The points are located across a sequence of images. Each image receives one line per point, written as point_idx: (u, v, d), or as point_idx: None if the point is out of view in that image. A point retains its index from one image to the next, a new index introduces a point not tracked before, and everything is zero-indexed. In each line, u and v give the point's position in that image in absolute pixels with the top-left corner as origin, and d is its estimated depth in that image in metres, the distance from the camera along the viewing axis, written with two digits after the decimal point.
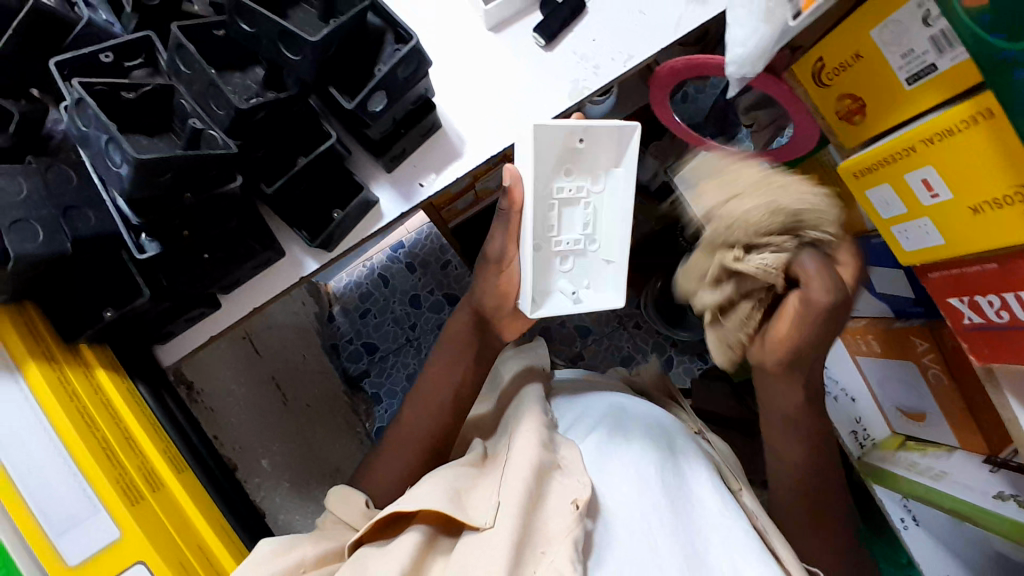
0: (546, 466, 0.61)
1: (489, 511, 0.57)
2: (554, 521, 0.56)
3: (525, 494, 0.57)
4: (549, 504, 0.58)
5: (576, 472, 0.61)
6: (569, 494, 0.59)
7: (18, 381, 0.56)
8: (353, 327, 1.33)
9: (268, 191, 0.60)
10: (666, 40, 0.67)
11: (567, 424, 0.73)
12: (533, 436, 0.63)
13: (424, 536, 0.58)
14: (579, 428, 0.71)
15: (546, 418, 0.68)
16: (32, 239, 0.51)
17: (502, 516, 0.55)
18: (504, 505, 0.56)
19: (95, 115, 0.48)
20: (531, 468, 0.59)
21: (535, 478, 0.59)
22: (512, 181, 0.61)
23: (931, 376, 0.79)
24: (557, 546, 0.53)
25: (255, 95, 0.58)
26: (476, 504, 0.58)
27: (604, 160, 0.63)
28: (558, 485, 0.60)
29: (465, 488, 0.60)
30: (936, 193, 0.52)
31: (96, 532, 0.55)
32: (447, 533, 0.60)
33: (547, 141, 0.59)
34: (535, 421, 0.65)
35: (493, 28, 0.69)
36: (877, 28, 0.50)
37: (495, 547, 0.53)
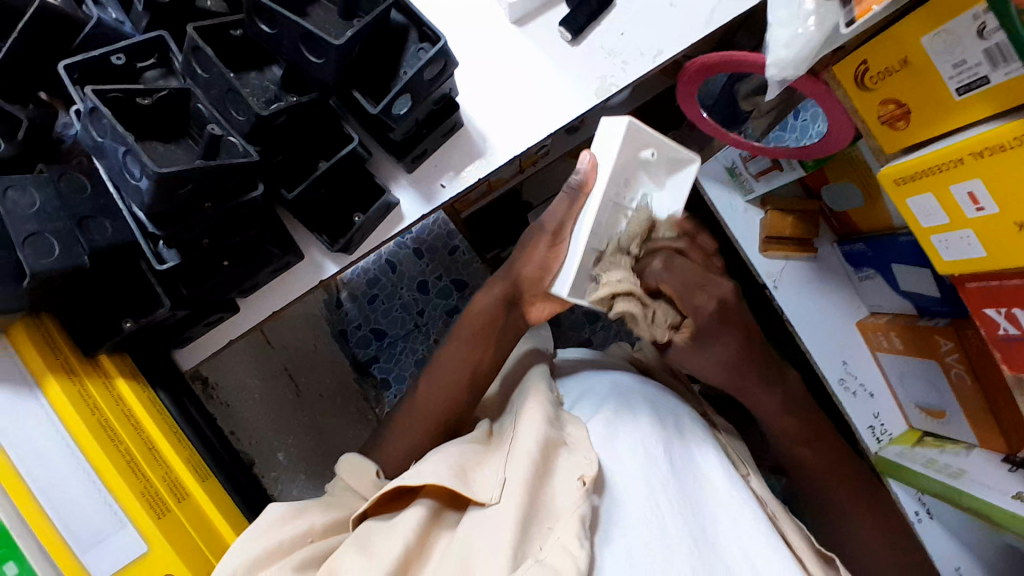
0: (551, 443, 0.60)
1: (495, 487, 0.57)
2: (560, 499, 0.56)
3: (530, 471, 0.56)
4: (557, 478, 0.57)
5: (582, 449, 0.60)
6: (575, 471, 0.58)
7: (38, 396, 0.55)
8: (363, 313, 1.18)
9: (288, 197, 0.58)
10: (697, 34, 0.64)
11: (573, 400, 0.71)
12: (538, 413, 0.62)
13: (428, 510, 0.57)
14: (586, 403, 0.69)
15: (551, 396, 0.67)
16: (48, 254, 0.50)
17: (509, 490, 0.56)
18: (511, 479, 0.56)
19: (111, 126, 0.46)
20: (538, 444, 0.58)
21: (542, 454, 0.58)
22: (589, 169, 0.59)
23: (953, 376, 0.78)
24: (564, 520, 0.53)
25: (274, 98, 0.56)
26: (482, 480, 0.58)
27: (657, 176, 0.64)
28: (563, 461, 0.59)
29: (472, 464, 0.60)
30: (981, 207, 0.51)
31: (123, 546, 0.55)
32: (452, 508, 0.60)
33: (630, 144, 0.59)
34: (541, 399, 0.64)
35: (517, 21, 0.66)
36: (929, 36, 0.48)
37: (501, 523, 0.53)
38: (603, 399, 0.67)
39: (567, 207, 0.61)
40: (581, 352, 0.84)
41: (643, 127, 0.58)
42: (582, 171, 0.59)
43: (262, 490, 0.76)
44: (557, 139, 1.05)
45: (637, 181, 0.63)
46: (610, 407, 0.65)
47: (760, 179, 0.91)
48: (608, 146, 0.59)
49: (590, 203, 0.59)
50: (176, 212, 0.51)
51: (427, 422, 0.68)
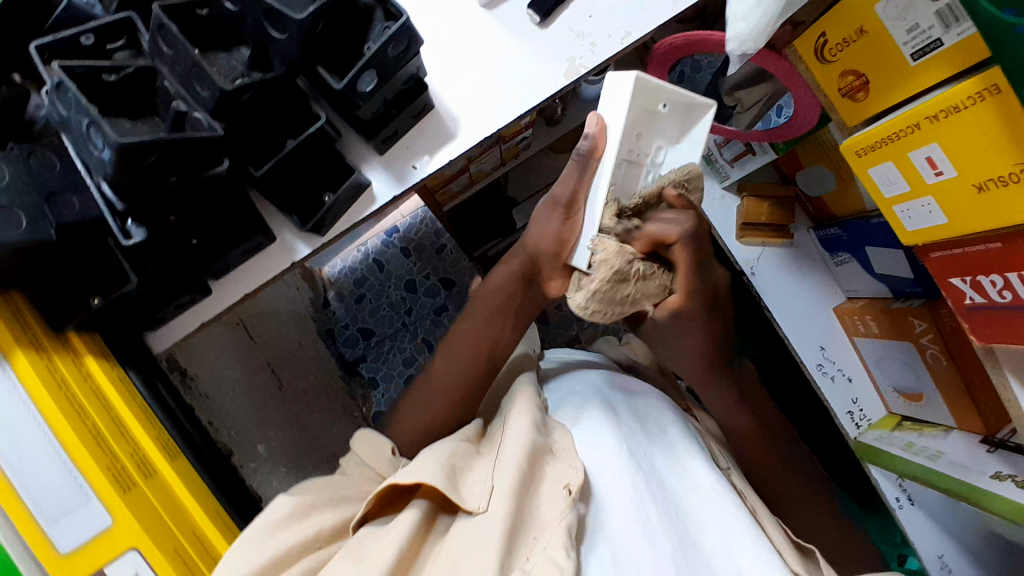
0: (538, 450, 0.58)
1: (481, 495, 0.55)
2: (546, 507, 0.54)
3: (517, 481, 0.55)
4: (543, 490, 0.56)
5: (568, 458, 0.59)
6: (561, 480, 0.56)
7: (5, 369, 0.55)
8: (349, 312, 1.24)
9: (256, 174, 0.59)
10: (664, 16, 0.65)
11: (556, 402, 0.70)
12: (527, 418, 0.61)
13: (422, 515, 0.56)
14: (570, 404, 0.67)
15: (539, 400, 0.66)
16: (14, 227, 0.51)
17: (496, 499, 0.54)
18: (497, 489, 0.55)
19: (75, 97, 0.47)
20: (525, 452, 0.57)
21: (529, 463, 0.57)
22: (598, 131, 0.56)
23: (928, 357, 0.78)
24: (550, 531, 0.52)
25: (241, 76, 0.55)
26: (470, 485, 0.57)
27: (669, 133, 0.61)
28: (550, 470, 0.58)
29: (462, 468, 0.59)
30: (939, 171, 0.51)
31: (89, 521, 0.56)
32: (445, 512, 0.59)
33: (640, 97, 0.56)
34: (530, 401, 0.64)
35: (486, 5, 0.66)
36: (881, 5, 0.49)
37: (486, 531, 0.52)
38: (587, 398, 0.66)
39: (578, 176, 0.59)
40: (568, 354, 0.84)
41: (653, 79, 0.55)
42: (590, 135, 0.56)
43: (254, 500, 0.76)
44: (538, 130, 1.06)
45: (647, 136, 0.60)
46: (600, 399, 0.66)
47: (734, 164, 0.91)
48: (614, 101, 0.56)
49: (601, 167, 0.57)
50: (141, 184, 0.51)
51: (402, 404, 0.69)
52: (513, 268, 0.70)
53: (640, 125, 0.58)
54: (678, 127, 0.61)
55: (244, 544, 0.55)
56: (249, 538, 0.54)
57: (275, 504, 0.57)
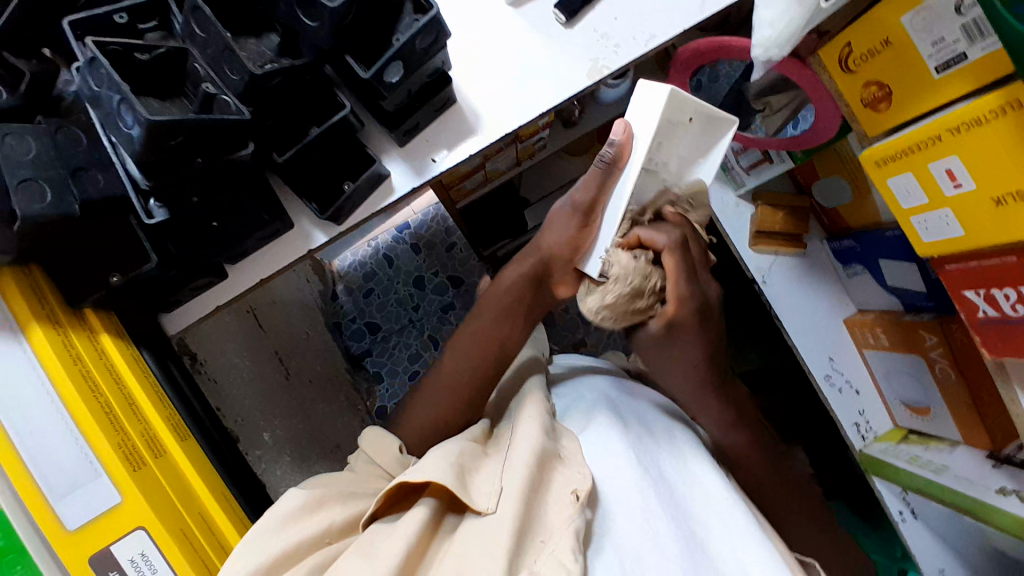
0: (547, 454, 0.58)
1: (490, 496, 0.55)
2: (554, 511, 0.54)
3: (527, 485, 0.54)
4: (550, 495, 0.56)
5: (576, 463, 0.58)
6: (568, 485, 0.56)
7: (22, 343, 0.56)
8: (357, 306, 1.23)
9: (279, 160, 0.59)
10: (689, 21, 0.66)
11: (562, 410, 0.70)
12: (536, 422, 0.61)
13: (431, 513, 0.56)
14: (578, 410, 0.67)
15: (547, 405, 0.67)
16: (40, 200, 0.51)
17: (504, 501, 0.54)
18: (506, 490, 0.54)
19: (108, 74, 0.48)
20: (534, 453, 0.57)
21: (538, 465, 0.57)
22: (623, 139, 0.57)
23: (936, 370, 0.78)
24: (558, 535, 0.52)
25: (270, 62, 0.56)
26: (478, 486, 0.57)
27: (693, 144, 0.61)
28: (558, 475, 0.58)
29: (471, 469, 0.59)
30: (958, 184, 0.52)
31: (97, 498, 0.56)
32: (452, 512, 0.59)
33: (673, 109, 0.56)
34: (539, 407, 0.64)
35: (513, 3, 0.67)
36: (907, 15, 0.49)
37: (495, 530, 0.52)
38: (594, 406, 0.66)
39: (600, 183, 0.59)
40: (576, 360, 0.84)
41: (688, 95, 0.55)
42: (616, 142, 0.57)
43: (258, 485, 0.76)
44: (555, 132, 1.06)
45: (672, 146, 0.60)
46: (608, 406, 0.66)
47: (750, 172, 0.91)
48: (644, 108, 0.56)
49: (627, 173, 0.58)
50: (166, 164, 0.52)
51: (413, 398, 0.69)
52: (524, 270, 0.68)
53: (665, 136, 0.58)
54: (703, 142, 0.62)
55: (256, 535, 0.55)
56: (265, 525, 0.55)
57: (286, 499, 0.57)
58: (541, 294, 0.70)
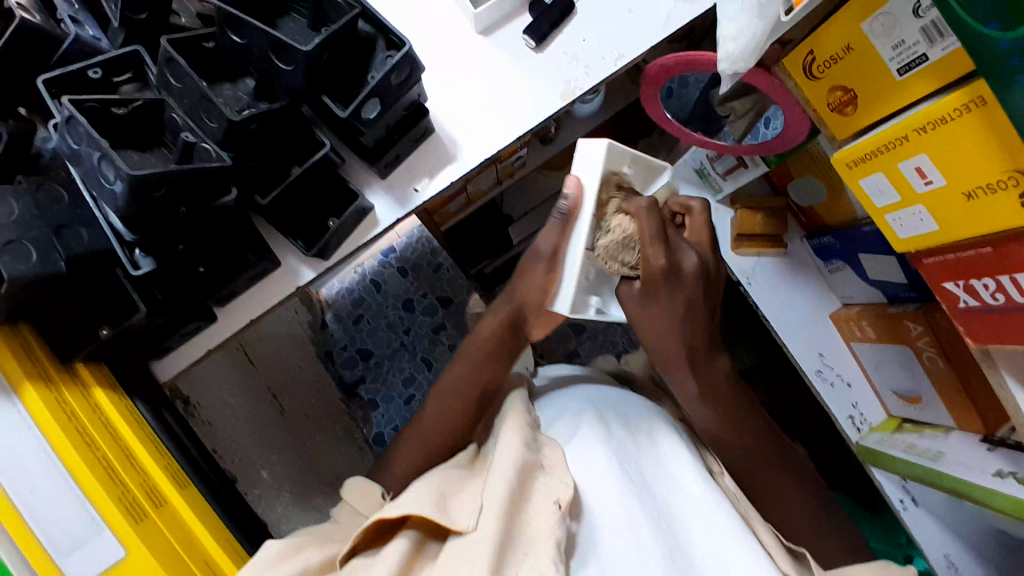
0: (528, 467, 0.57)
1: (471, 513, 0.54)
2: (535, 523, 0.53)
3: (508, 498, 0.54)
4: (533, 505, 0.55)
5: (559, 473, 0.57)
6: (552, 494, 0.55)
7: (16, 404, 0.55)
8: (347, 334, 1.25)
9: (262, 203, 0.59)
10: (655, 39, 0.67)
11: (548, 419, 0.68)
12: (516, 436, 0.60)
13: (411, 544, 0.54)
14: (562, 419, 0.66)
15: (529, 419, 0.65)
16: (25, 260, 0.51)
17: (485, 517, 0.52)
18: (487, 508, 0.53)
19: (87, 132, 0.47)
20: (515, 467, 0.56)
21: (519, 478, 0.56)
22: (576, 192, 0.63)
23: (925, 359, 0.79)
24: (538, 548, 0.51)
25: (247, 106, 0.57)
26: (460, 506, 0.55)
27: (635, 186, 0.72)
28: (540, 485, 0.56)
29: (450, 493, 0.57)
30: (928, 181, 0.53)
31: (102, 553, 0.55)
32: (435, 538, 0.57)
33: (611, 159, 0.64)
34: (519, 419, 0.63)
35: (483, 31, 0.69)
36: (867, 22, 0.52)
37: (477, 552, 0.50)
38: (581, 410, 0.66)
39: (559, 231, 0.64)
40: (563, 369, 0.83)
41: (621, 145, 0.64)
42: (570, 195, 0.63)
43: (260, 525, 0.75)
44: (532, 148, 1.07)
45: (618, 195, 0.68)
46: (594, 413, 0.65)
47: (728, 176, 0.93)
48: (589, 161, 0.63)
49: (582, 222, 0.64)
50: (151, 217, 0.52)
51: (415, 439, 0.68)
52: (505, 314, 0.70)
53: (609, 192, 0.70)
54: (642, 182, 0.72)
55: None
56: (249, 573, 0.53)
57: (267, 545, 0.56)
58: (517, 339, 0.71)
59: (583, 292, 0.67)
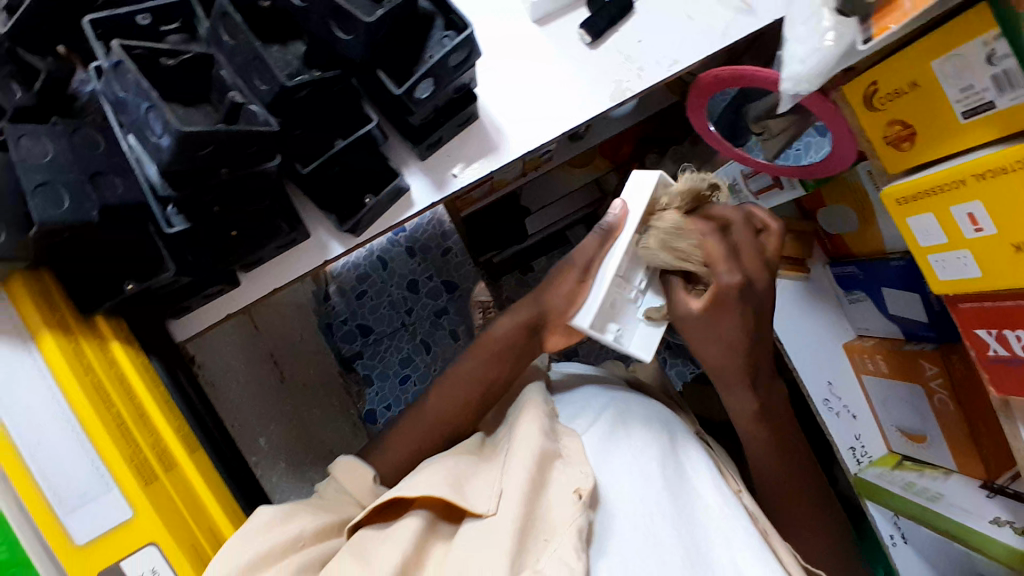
0: (547, 456, 0.57)
1: (490, 498, 0.54)
2: (555, 514, 0.53)
3: (528, 483, 0.53)
4: (550, 494, 0.54)
5: (577, 462, 0.57)
6: (570, 484, 0.55)
7: (31, 352, 0.54)
8: (349, 308, 1.23)
9: (303, 172, 0.58)
10: (712, 47, 0.66)
11: (567, 411, 0.68)
12: (535, 425, 0.59)
13: (425, 522, 0.54)
14: (584, 415, 0.65)
15: (547, 408, 0.63)
16: (57, 205, 0.49)
17: (505, 502, 0.52)
18: (506, 491, 0.53)
19: (137, 81, 0.46)
20: (536, 454, 0.56)
21: (540, 465, 0.55)
22: (622, 212, 0.63)
23: (935, 401, 0.79)
24: (560, 535, 0.50)
25: (296, 72, 0.55)
26: (477, 490, 0.55)
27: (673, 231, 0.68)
28: (557, 474, 0.56)
29: (467, 475, 0.57)
30: (980, 228, 0.53)
31: (107, 511, 0.55)
32: (448, 520, 0.56)
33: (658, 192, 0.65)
34: (537, 409, 0.61)
35: (538, 20, 0.67)
36: (939, 60, 0.51)
37: (498, 534, 0.50)
38: (604, 409, 0.65)
39: (597, 245, 0.64)
40: (579, 367, 0.81)
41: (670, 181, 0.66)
42: (615, 213, 0.63)
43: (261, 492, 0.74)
44: (562, 147, 1.03)
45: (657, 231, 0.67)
46: (616, 412, 0.65)
47: (760, 196, 0.94)
48: (636, 191, 0.64)
49: (619, 244, 0.63)
50: (193, 174, 0.51)
51: (423, 423, 0.67)
52: (521, 318, 0.67)
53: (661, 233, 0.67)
54: None
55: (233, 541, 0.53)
56: (241, 543, 0.52)
57: (262, 511, 0.55)
58: (533, 343, 0.68)
59: (606, 316, 0.64)
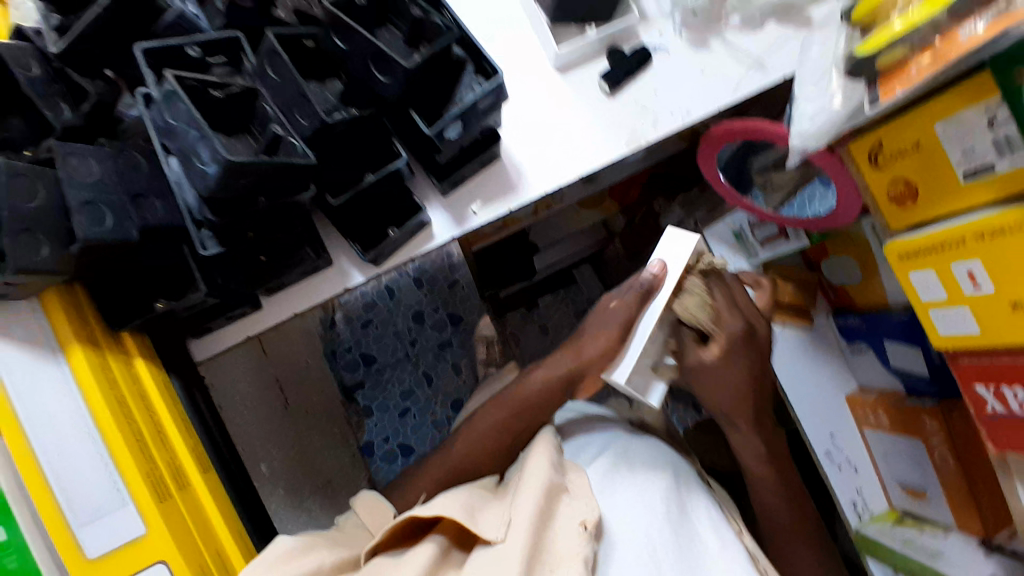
0: (555, 487, 0.58)
1: (498, 526, 0.55)
2: (560, 544, 0.53)
3: (536, 514, 0.54)
4: (556, 525, 0.55)
5: (583, 496, 0.58)
6: (576, 516, 0.56)
7: (60, 364, 0.55)
8: (354, 335, 1.17)
9: (334, 204, 0.61)
10: (723, 101, 0.70)
11: (570, 453, 0.70)
12: (545, 457, 0.60)
13: (439, 548, 0.55)
14: (587, 452, 0.68)
15: (556, 442, 0.65)
16: (100, 223, 0.51)
17: (514, 529, 0.53)
18: (514, 520, 0.54)
19: (189, 111, 0.49)
20: (544, 486, 0.57)
21: (547, 496, 0.56)
22: (661, 272, 0.64)
23: (936, 458, 0.80)
24: (566, 564, 0.51)
25: (333, 108, 0.58)
26: (487, 517, 0.56)
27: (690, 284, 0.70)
28: (563, 507, 0.57)
29: (479, 505, 0.58)
30: (978, 285, 0.56)
31: (121, 527, 0.55)
32: (459, 547, 0.57)
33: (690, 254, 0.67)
34: (548, 443, 0.62)
35: (560, 68, 0.71)
36: (940, 124, 0.53)
37: (506, 561, 0.51)
38: (608, 446, 0.67)
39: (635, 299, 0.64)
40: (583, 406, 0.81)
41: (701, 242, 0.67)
42: (655, 273, 0.64)
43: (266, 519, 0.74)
44: (577, 187, 1.06)
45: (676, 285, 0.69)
46: (619, 448, 0.66)
47: (766, 244, 0.96)
48: (674, 252, 0.65)
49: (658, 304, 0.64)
50: (234, 202, 0.54)
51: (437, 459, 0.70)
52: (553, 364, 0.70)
53: None
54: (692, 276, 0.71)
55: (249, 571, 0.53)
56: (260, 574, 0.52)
57: (280, 541, 0.56)
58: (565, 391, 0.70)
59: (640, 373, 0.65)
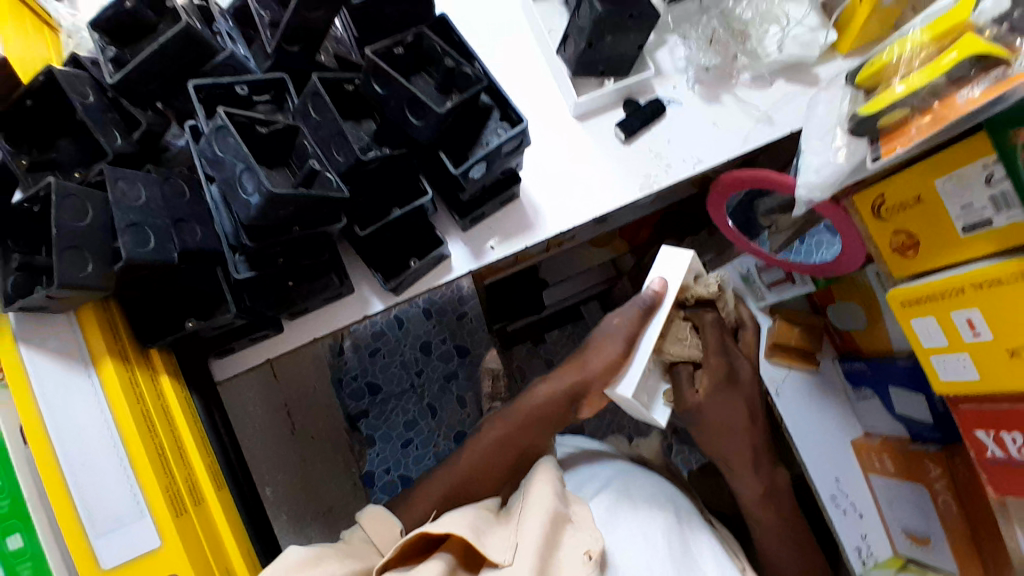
0: (560, 517, 0.58)
1: (507, 549, 0.56)
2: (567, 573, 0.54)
3: (543, 541, 0.55)
4: (561, 556, 0.56)
5: (587, 527, 0.59)
6: (581, 546, 0.57)
7: (90, 376, 0.57)
8: (361, 364, 1.26)
9: (361, 234, 0.64)
10: (734, 152, 0.74)
11: (577, 486, 0.71)
12: (549, 486, 0.61)
13: (447, 566, 0.56)
14: (591, 485, 0.69)
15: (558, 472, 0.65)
16: (144, 245, 0.54)
17: (522, 554, 0.55)
18: (523, 544, 0.55)
19: (237, 145, 0.52)
20: (550, 513, 0.57)
21: (552, 524, 0.57)
22: (661, 288, 0.67)
23: (940, 503, 0.81)
24: None
25: (368, 146, 0.62)
26: (495, 541, 0.57)
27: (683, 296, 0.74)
28: (568, 537, 0.57)
29: (487, 527, 0.59)
30: (977, 333, 0.58)
31: (137, 539, 0.56)
32: (465, 566, 0.58)
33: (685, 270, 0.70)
34: (551, 473, 0.63)
35: (579, 117, 0.75)
36: (941, 180, 0.57)
37: None
38: (612, 480, 0.68)
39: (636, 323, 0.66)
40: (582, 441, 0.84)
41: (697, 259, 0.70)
42: (654, 290, 0.66)
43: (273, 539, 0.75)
44: (586, 226, 1.11)
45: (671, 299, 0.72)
46: (621, 485, 0.67)
47: (772, 288, 1.00)
48: (670, 268, 0.68)
49: (658, 321, 0.67)
50: (269, 229, 0.57)
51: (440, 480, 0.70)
52: (559, 387, 0.71)
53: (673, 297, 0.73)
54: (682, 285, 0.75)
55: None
56: None
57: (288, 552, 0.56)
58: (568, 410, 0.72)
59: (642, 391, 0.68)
